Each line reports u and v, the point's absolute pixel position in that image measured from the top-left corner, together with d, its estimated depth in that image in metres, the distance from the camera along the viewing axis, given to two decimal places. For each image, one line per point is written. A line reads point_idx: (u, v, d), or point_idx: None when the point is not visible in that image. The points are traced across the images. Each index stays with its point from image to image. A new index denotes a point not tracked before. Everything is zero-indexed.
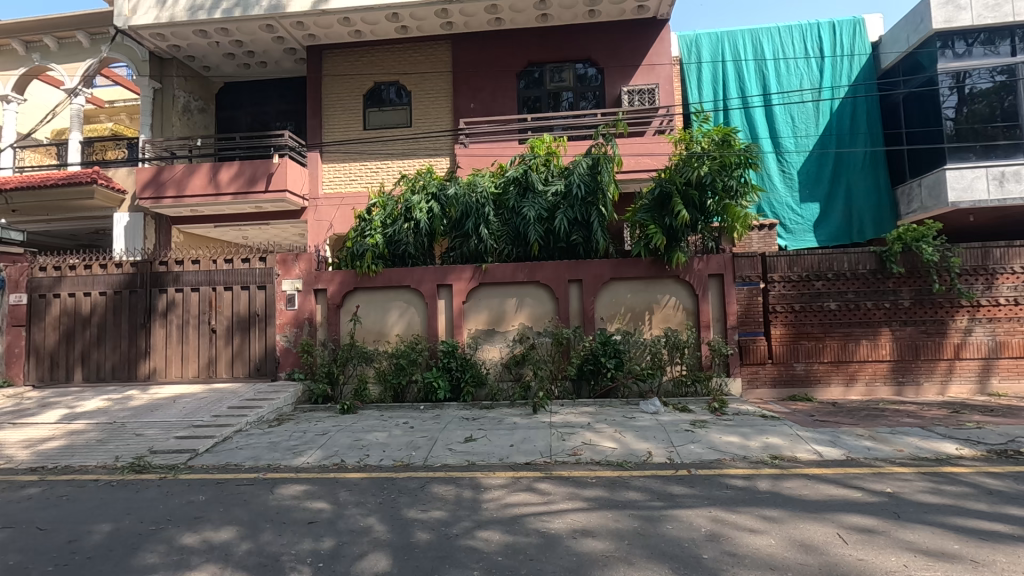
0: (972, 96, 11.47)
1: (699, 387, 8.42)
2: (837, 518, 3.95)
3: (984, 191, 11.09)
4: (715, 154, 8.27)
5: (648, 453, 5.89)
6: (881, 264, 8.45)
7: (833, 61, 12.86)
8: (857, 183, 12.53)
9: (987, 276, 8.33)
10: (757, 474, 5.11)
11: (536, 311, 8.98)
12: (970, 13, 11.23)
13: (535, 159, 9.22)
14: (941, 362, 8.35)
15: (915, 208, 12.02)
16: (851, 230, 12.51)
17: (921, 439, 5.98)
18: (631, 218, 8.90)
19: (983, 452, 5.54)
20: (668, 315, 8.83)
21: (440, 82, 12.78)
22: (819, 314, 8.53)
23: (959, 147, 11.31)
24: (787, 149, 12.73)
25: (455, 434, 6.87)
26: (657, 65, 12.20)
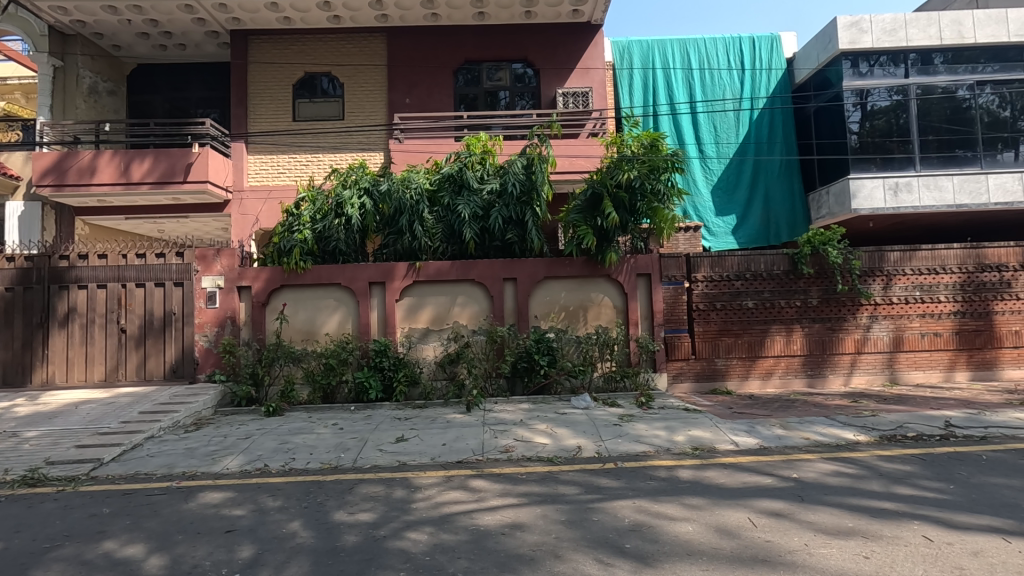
0: (873, 112, 12.52)
1: (628, 382, 8.69)
2: (750, 503, 4.22)
3: (881, 200, 12.15)
4: (645, 157, 8.56)
5: (578, 447, 6.05)
6: (793, 266, 9.08)
7: (753, 73, 13.68)
8: (774, 189, 13.41)
9: (884, 277, 9.13)
10: (679, 464, 5.36)
11: (472, 309, 8.97)
12: (871, 36, 12.28)
13: (471, 157, 9.22)
14: (845, 355, 9.07)
15: (824, 214, 13.00)
16: (768, 233, 13.38)
17: (826, 427, 6.49)
18: (565, 219, 9.07)
19: (877, 438, 6.08)
20: (600, 313, 9.07)
21: (374, 75, 12.49)
22: (737, 312, 9.06)
23: (861, 159, 12.36)
24: (710, 156, 13.42)
25: (386, 434, 6.76)
26: (591, 69, 12.48)
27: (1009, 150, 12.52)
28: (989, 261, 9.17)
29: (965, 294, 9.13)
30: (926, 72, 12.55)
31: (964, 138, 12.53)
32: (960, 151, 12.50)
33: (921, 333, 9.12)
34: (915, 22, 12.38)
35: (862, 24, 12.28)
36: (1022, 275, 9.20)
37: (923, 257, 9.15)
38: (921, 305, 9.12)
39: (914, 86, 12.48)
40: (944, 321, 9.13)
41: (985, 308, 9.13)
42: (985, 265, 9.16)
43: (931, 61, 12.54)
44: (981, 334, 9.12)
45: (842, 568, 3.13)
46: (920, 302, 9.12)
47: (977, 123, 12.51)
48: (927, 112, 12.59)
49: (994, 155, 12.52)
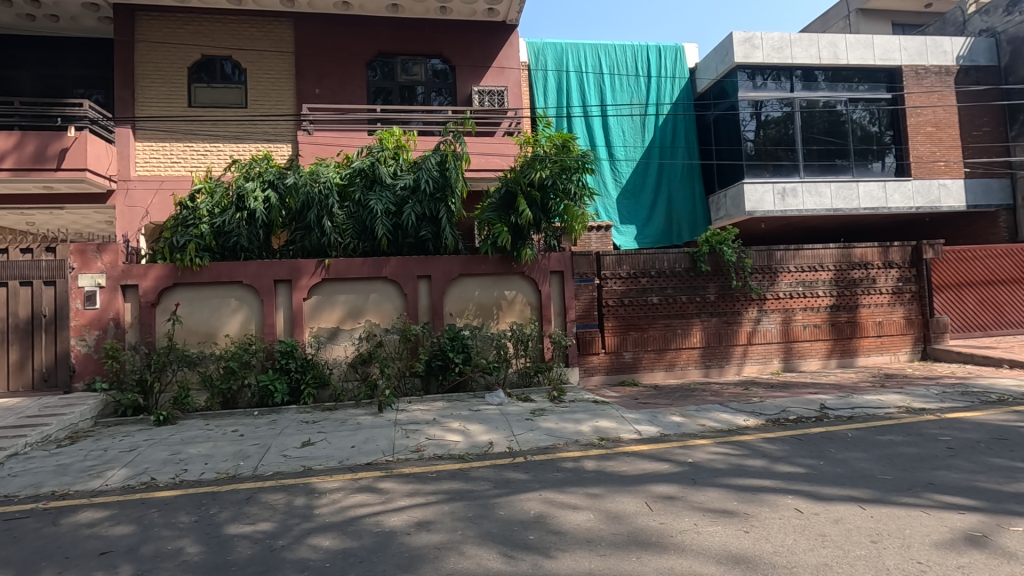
0: (766, 122, 13.60)
1: (541, 377, 8.85)
2: (647, 488, 4.46)
3: (770, 204, 13.23)
4: (557, 157, 8.73)
5: (489, 443, 6.10)
6: (693, 263, 9.69)
7: (659, 81, 14.44)
8: (677, 193, 14.25)
9: (772, 274, 9.95)
10: (586, 455, 5.56)
11: (385, 307, 8.79)
12: (761, 52, 13.36)
13: (383, 152, 9.04)
14: (738, 346, 9.80)
15: (723, 215, 13.97)
16: (671, 234, 14.22)
17: (720, 414, 6.98)
18: (479, 217, 9.10)
19: (763, 422, 6.63)
20: (514, 310, 9.19)
21: (280, 62, 11.86)
22: (643, 307, 9.52)
23: (755, 165, 13.39)
24: (619, 158, 13.99)
25: (290, 439, 6.46)
26: (506, 68, 12.54)
27: (877, 161, 14.04)
28: (858, 259, 10.27)
29: (838, 289, 10.15)
30: (809, 88, 13.80)
31: (840, 148, 13.91)
32: (836, 160, 13.86)
33: (803, 325, 10.03)
34: (799, 42, 13.59)
35: (754, 40, 13.34)
36: (883, 272, 10.37)
37: (804, 256, 10.08)
38: (803, 299, 10.04)
39: (799, 100, 13.68)
40: (822, 313, 10.09)
41: (855, 302, 10.20)
42: (854, 263, 10.24)
43: (813, 78, 13.81)
44: (853, 325, 10.16)
45: (724, 544, 3.39)
46: (802, 296, 10.04)
47: (851, 136, 13.93)
48: (810, 124, 13.84)
49: (865, 165, 14.00)
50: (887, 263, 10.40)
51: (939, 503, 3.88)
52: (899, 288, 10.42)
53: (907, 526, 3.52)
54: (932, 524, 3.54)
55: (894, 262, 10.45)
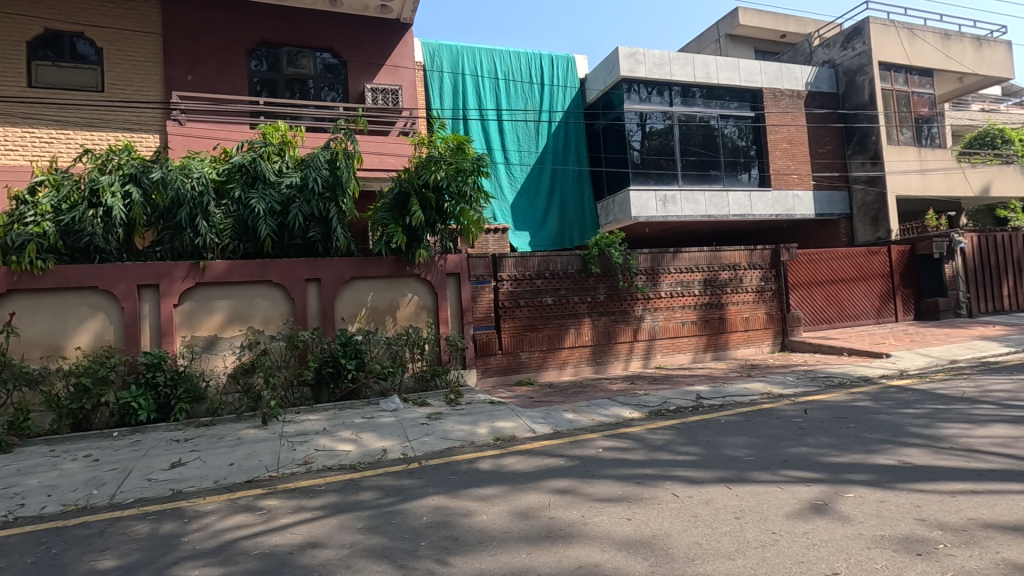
0: (650, 133, 14.54)
1: (438, 380, 8.73)
2: (541, 484, 4.57)
3: (653, 209, 14.15)
4: (452, 159, 8.69)
5: (383, 450, 5.93)
6: (584, 265, 10.13)
7: (552, 89, 14.98)
8: (568, 198, 14.89)
9: (654, 275, 10.68)
10: (481, 456, 5.59)
11: (270, 313, 8.22)
12: (644, 68, 14.29)
13: (267, 148, 8.49)
14: (625, 344, 10.37)
15: (611, 220, 14.74)
16: (562, 238, 14.79)
17: (608, 408, 7.35)
18: (372, 217, 8.83)
19: (647, 413, 7.09)
20: (410, 313, 9.01)
21: (144, 44, 10.72)
22: (538, 308, 9.80)
23: (640, 173, 14.31)
24: (513, 162, 14.30)
25: (157, 461, 5.84)
26: (400, 67, 12.27)
27: (744, 172, 15.56)
28: (727, 261, 11.31)
29: (711, 288, 11.12)
30: (686, 103, 15.00)
31: (712, 160, 15.21)
32: (710, 171, 15.17)
33: (681, 321, 10.85)
34: (677, 60, 14.69)
35: (638, 56, 14.23)
36: (748, 272, 11.52)
37: (682, 259, 10.93)
38: (682, 298, 10.88)
39: (678, 114, 14.81)
40: (697, 311, 10.99)
41: (725, 299, 11.22)
42: (724, 265, 11.27)
43: (690, 95, 15.02)
44: (723, 321, 11.15)
45: (609, 532, 3.55)
46: (681, 295, 10.87)
47: (721, 149, 15.30)
48: (688, 137, 14.98)
49: (734, 175, 15.47)
50: (751, 264, 11.55)
51: (791, 477, 4.36)
52: (762, 287, 11.62)
53: (765, 501, 3.92)
54: (785, 497, 3.97)
55: (757, 263, 11.62)
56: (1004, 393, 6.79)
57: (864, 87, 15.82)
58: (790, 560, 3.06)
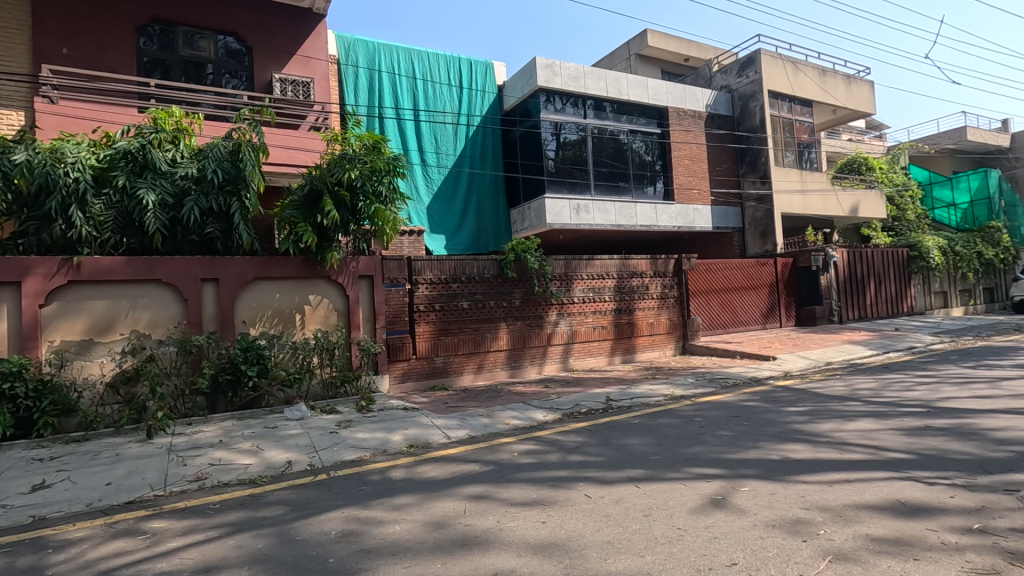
0: (565, 143, 14.96)
1: (349, 387, 8.35)
2: (456, 490, 4.51)
3: (567, 217, 14.54)
4: (367, 158, 8.39)
5: (288, 462, 5.58)
6: (500, 269, 10.20)
7: (470, 93, 15.02)
8: (484, 204, 15.11)
9: (568, 281, 10.98)
10: (394, 465, 5.42)
11: (157, 315, 7.48)
12: (561, 79, 14.67)
13: (158, 134, 7.76)
14: (540, 347, 10.54)
15: (526, 226, 14.98)
16: (478, 243, 14.95)
17: (522, 412, 7.43)
18: (279, 214, 8.34)
19: (560, 416, 7.25)
20: (319, 316, 8.59)
21: (8, 8, 9.47)
22: (454, 312, 9.71)
23: (555, 181, 14.68)
24: (430, 164, 14.26)
25: (15, 483, 5.10)
26: (312, 59, 11.64)
27: (650, 186, 16.46)
28: (635, 269, 11.87)
29: (620, 294, 11.61)
30: (599, 116, 15.60)
31: (622, 172, 15.94)
32: (620, 182, 15.88)
33: (593, 326, 11.21)
34: (591, 74, 15.24)
35: (554, 67, 14.59)
36: (654, 280, 12.16)
37: (594, 265, 11.33)
38: (594, 304, 11.26)
39: (591, 126, 15.36)
40: (608, 316, 11.43)
41: (632, 305, 11.76)
42: (632, 273, 11.82)
43: (602, 108, 15.64)
44: (631, 325, 11.69)
45: (524, 536, 3.56)
46: (593, 300, 11.25)
47: (630, 162, 16.08)
48: (600, 149, 15.58)
49: (641, 188, 16.31)
50: (657, 272, 12.21)
51: (693, 474, 4.62)
52: (665, 294, 12.30)
53: (670, 498, 4.12)
54: (688, 493, 4.20)
55: (662, 272, 12.30)
56: (869, 390, 7.65)
57: (755, 111, 17.29)
58: (694, 553, 3.22)
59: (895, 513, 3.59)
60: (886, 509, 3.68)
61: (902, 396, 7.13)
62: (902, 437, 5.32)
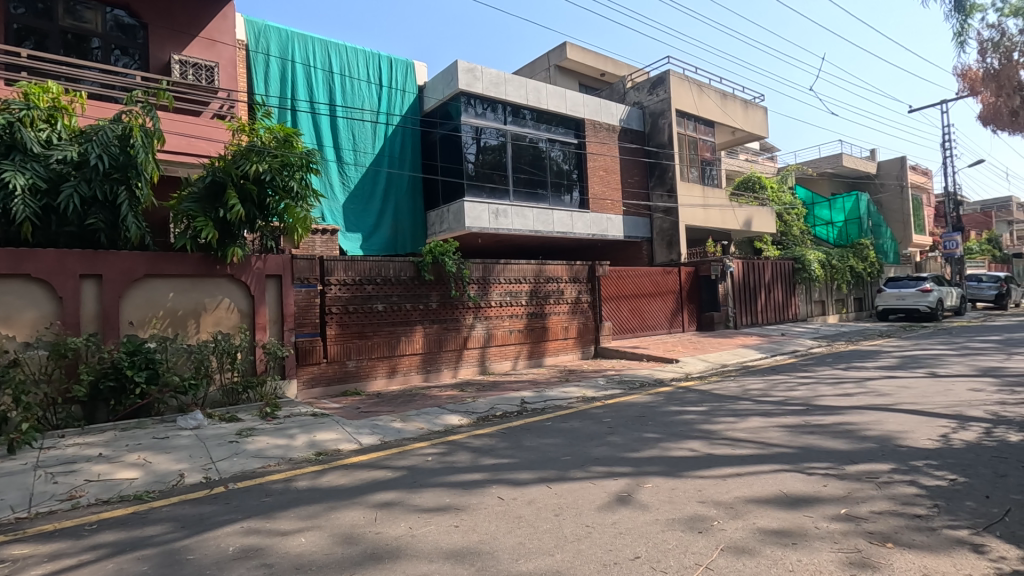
0: (485, 147, 15.05)
1: (251, 393, 7.90)
2: (366, 498, 4.39)
3: (486, 221, 14.62)
4: (277, 151, 7.99)
5: (179, 475, 5.16)
6: (417, 272, 10.05)
7: (390, 92, 14.76)
8: (402, 204, 14.92)
9: (485, 285, 11.05)
10: (299, 474, 5.16)
11: (26, 316, 6.65)
12: (482, 84, 14.74)
13: (30, 112, 6.95)
14: (456, 351, 10.50)
15: (444, 228, 14.90)
16: (396, 244, 14.80)
17: (436, 416, 7.36)
18: (175, 207, 7.72)
19: (474, 419, 7.26)
20: (219, 318, 8.03)
21: None
22: (368, 315, 9.45)
23: (475, 185, 14.72)
24: (347, 162, 13.92)
25: None
26: (217, 42, 10.82)
27: (567, 194, 16.94)
28: (550, 274, 12.17)
29: (535, 299, 11.85)
30: (518, 123, 15.85)
31: (540, 179, 16.27)
32: (538, 189, 16.20)
33: (509, 330, 11.35)
34: (511, 81, 15.46)
35: (476, 71, 14.64)
36: (569, 285, 12.53)
37: (511, 270, 11.49)
38: (510, 307, 11.40)
39: (511, 132, 15.56)
40: (523, 320, 11.62)
41: (547, 309, 12.04)
42: (547, 278, 12.10)
43: (521, 116, 15.90)
44: (545, 329, 11.95)
45: (436, 543, 3.53)
46: (509, 305, 11.39)
47: (548, 170, 16.47)
48: (519, 155, 15.80)
49: (558, 196, 16.74)
50: (571, 278, 12.57)
51: (600, 473, 4.81)
52: (579, 299, 12.71)
53: (579, 497, 4.26)
54: (596, 491, 4.37)
55: (576, 278, 12.69)
56: (758, 391, 8.34)
57: (664, 128, 18.34)
58: (601, 549, 3.36)
59: (778, 504, 3.95)
60: (771, 500, 4.03)
61: (786, 396, 7.83)
62: (785, 433, 5.86)
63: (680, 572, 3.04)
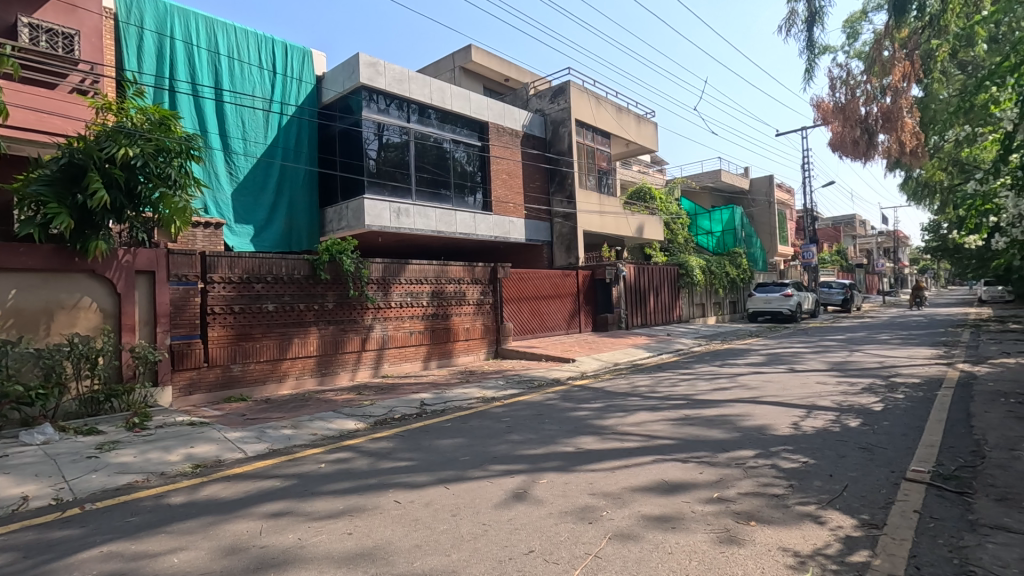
0: (387, 145, 14.68)
1: (116, 402, 7.11)
2: (251, 510, 4.12)
3: (387, 220, 14.26)
4: (151, 135, 7.25)
5: (23, 499, 4.50)
6: (312, 271, 9.60)
7: (284, 80, 13.99)
8: (297, 199, 14.22)
9: (385, 285, 10.79)
10: (173, 489, 4.71)
11: None
12: (384, 80, 14.37)
13: None
14: (353, 353, 10.15)
15: (343, 226, 14.34)
16: (290, 240, 14.07)
17: (330, 421, 7.07)
18: (21, 190, 6.75)
19: (371, 423, 7.07)
20: (76, 319, 7.11)
21: None
22: (257, 315, 8.86)
23: (375, 183, 14.31)
24: (235, 151, 13.03)
25: None
26: (79, 8, 9.44)
27: (470, 196, 17.01)
28: (453, 276, 12.16)
29: (437, 300, 11.77)
30: (422, 122, 15.64)
31: (443, 180, 16.17)
32: (441, 190, 16.10)
33: (409, 331, 11.17)
34: (415, 80, 15.23)
35: (378, 66, 14.25)
36: (471, 287, 12.59)
37: (412, 271, 11.33)
38: (410, 308, 11.23)
39: (414, 131, 15.31)
40: (425, 321, 11.49)
41: (449, 311, 11.99)
42: (449, 279, 12.08)
43: (426, 115, 15.72)
44: (447, 330, 11.90)
45: (328, 551, 3.39)
46: (410, 305, 11.21)
47: (452, 171, 16.43)
48: (422, 155, 15.59)
49: (461, 197, 16.74)
50: (473, 279, 12.64)
51: (498, 471, 4.88)
52: (481, 301, 12.80)
53: (476, 496, 4.30)
54: (494, 489, 4.44)
55: (478, 280, 12.77)
56: (645, 387, 8.91)
57: (564, 136, 19.02)
58: (496, 546, 3.41)
59: (660, 491, 4.26)
60: (654, 488, 4.32)
61: (670, 391, 8.44)
62: (668, 426, 6.32)
63: (571, 562, 3.18)
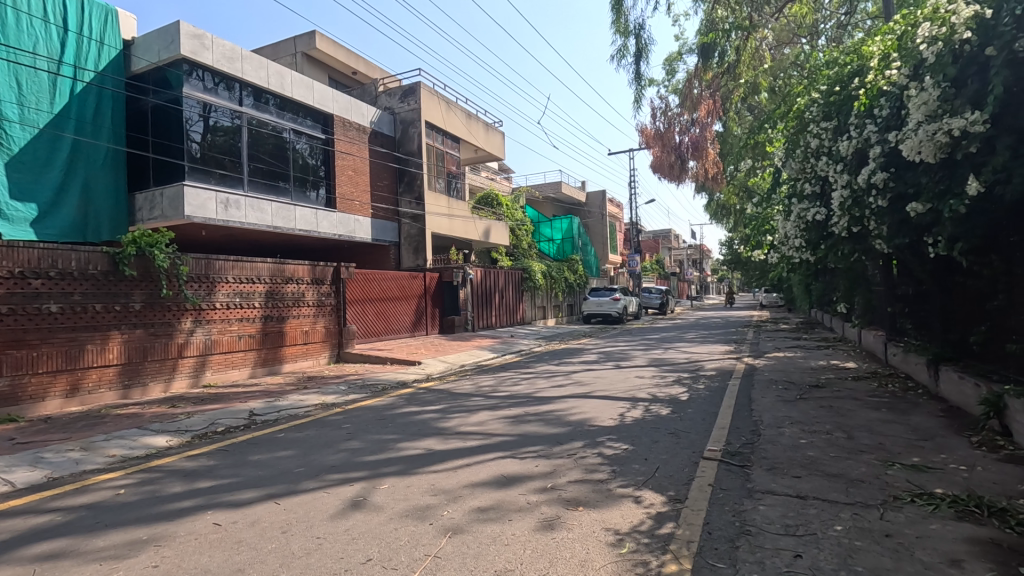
0: (215, 128, 13.21)
1: None
2: (17, 554, 3.39)
3: (212, 211, 12.78)
4: None
5: None
6: (113, 266, 8.22)
7: (79, 39, 11.87)
8: (96, 180, 12.13)
9: (209, 284, 9.66)
10: None
11: None
12: (211, 55, 12.86)
13: None
14: (167, 361, 8.93)
15: (156, 215, 12.56)
16: (85, 229, 11.98)
17: (135, 439, 6.12)
18: None
19: (187, 439, 6.27)
20: None
21: None
22: (36, 318, 7.34)
23: (199, 169, 12.76)
24: (9, 118, 10.74)
25: None
26: None
27: (312, 190, 16.00)
28: (290, 275, 11.28)
29: (271, 301, 10.84)
30: (258, 107, 14.32)
31: (281, 172, 14.98)
32: (279, 182, 14.89)
33: (237, 335, 10.16)
34: (250, 60, 13.89)
35: (205, 39, 12.73)
36: (311, 287, 11.80)
37: (242, 268, 10.29)
38: (239, 310, 10.19)
39: (247, 116, 13.94)
40: (257, 324, 10.52)
41: (285, 313, 11.12)
42: (286, 279, 11.20)
43: (262, 100, 14.43)
44: (281, 334, 11.03)
45: None
46: (238, 307, 10.17)
47: (291, 163, 15.28)
48: (257, 142, 14.29)
49: (301, 191, 15.65)
50: (314, 279, 11.87)
51: (334, 480, 4.65)
52: (322, 302, 12.06)
53: (309, 508, 4.05)
54: (330, 500, 4.22)
55: (319, 279, 12.03)
56: (489, 387, 9.19)
57: (413, 137, 18.81)
58: (331, 559, 3.25)
59: (497, 485, 4.41)
60: (492, 483, 4.47)
61: (512, 390, 8.81)
62: (508, 423, 6.59)
63: (410, 566, 3.15)
